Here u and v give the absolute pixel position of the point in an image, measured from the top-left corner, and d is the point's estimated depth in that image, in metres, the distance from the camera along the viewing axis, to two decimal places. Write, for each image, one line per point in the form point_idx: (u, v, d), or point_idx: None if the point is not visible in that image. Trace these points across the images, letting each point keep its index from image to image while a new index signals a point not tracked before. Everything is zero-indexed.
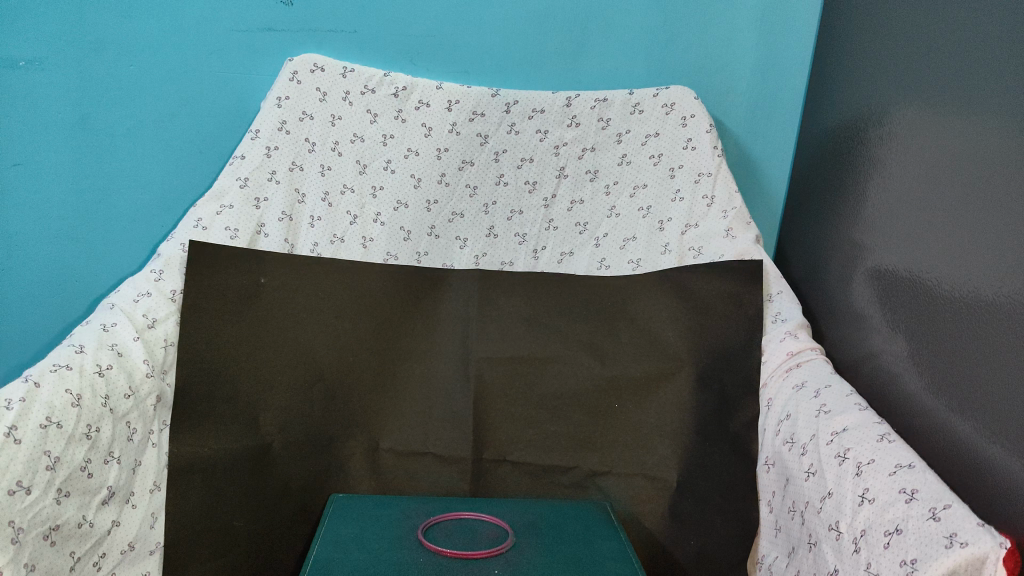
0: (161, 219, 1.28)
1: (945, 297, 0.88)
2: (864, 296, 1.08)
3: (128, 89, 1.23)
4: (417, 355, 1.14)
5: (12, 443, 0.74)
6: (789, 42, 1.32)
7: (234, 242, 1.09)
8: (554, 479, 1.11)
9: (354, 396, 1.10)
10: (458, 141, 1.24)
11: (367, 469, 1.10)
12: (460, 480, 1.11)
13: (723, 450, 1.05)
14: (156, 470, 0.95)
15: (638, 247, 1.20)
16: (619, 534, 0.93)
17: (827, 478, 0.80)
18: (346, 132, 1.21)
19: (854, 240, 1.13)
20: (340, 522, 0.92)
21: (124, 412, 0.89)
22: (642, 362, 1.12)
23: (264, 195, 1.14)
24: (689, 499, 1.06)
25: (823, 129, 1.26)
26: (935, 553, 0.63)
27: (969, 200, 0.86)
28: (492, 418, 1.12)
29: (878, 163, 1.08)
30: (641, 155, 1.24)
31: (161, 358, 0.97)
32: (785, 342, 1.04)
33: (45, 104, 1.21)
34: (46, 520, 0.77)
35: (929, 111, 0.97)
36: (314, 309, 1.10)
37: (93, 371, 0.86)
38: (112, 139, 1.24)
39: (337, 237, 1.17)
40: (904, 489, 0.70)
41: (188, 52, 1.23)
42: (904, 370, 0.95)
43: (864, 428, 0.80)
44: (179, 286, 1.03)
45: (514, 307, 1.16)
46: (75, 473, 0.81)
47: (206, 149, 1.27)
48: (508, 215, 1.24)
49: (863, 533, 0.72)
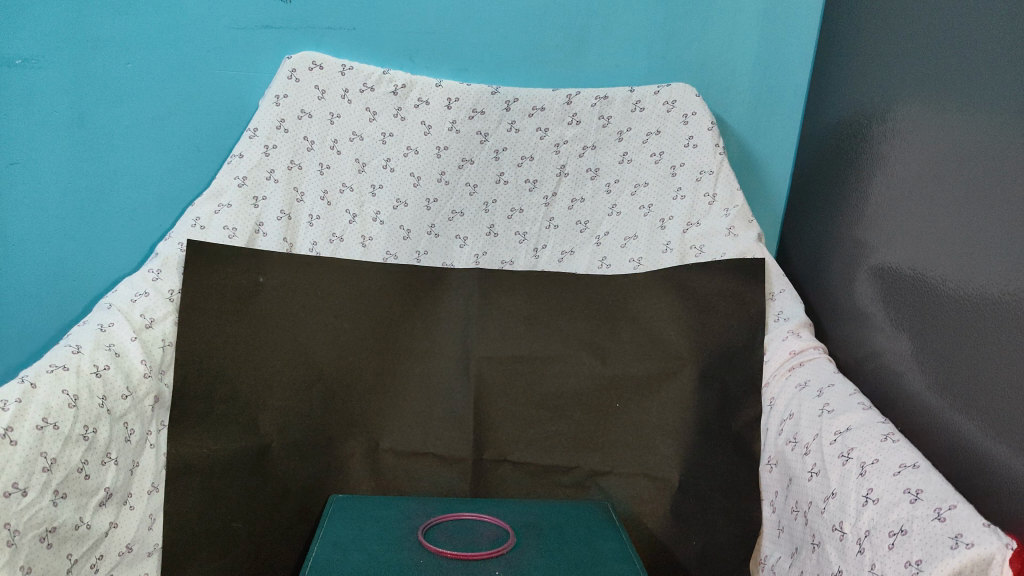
0: (160, 218, 1.27)
1: (949, 295, 0.87)
2: (867, 294, 1.07)
3: (128, 87, 1.22)
4: (416, 354, 1.14)
5: (8, 443, 0.74)
6: (791, 39, 1.31)
7: (232, 241, 1.09)
8: (555, 480, 1.10)
9: (354, 396, 1.10)
10: (457, 139, 1.23)
11: (368, 469, 1.09)
12: (460, 481, 1.10)
13: (725, 450, 1.04)
14: (154, 471, 0.94)
15: (639, 246, 1.19)
16: (621, 535, 0.92)
17: (831, 477, 0.80)
18: (345, 130, 1.20)
19: (857, 239, 1.12)
20: (339, 523, 0.92)
21: (121, 413, 0.88)
22: (644, 361, 1.11)
23: (262, 193, 1.14)
24: (690, 499, 1.06)
25: (826, 126, 1.25)
26: (941, 554, 0.62)
27: (973, 198, 0.85)
28: (493, 418, 1.11)
29: (882, 160, 1.08)
30: (642, 153, 1.23)
31: (159, 358, 0.96)
32: (788, 340, 1.04)
33: (42, 103, 1.20)
34: (42, 522, 0.77)
35: (932, 106, 0.96)
36: (314, 308, 1.09)
37: (91, 371, 0.86)
38: (110, 137, 1.23)
39: (336, 235, 1.16)
40: (909, 489, 0.69)
41: (187, 50, 1.22)
42: (908, 369, 0.94)
43: (868, 427, 0.79)
44: (177, 286, 1.02)
45: (514, 305, 1.16)
46: (72, 474, 0.80)
47: (204, 147, 1.26)
48: (508, 213, 1.23)
49: (868, 533, 0.71)
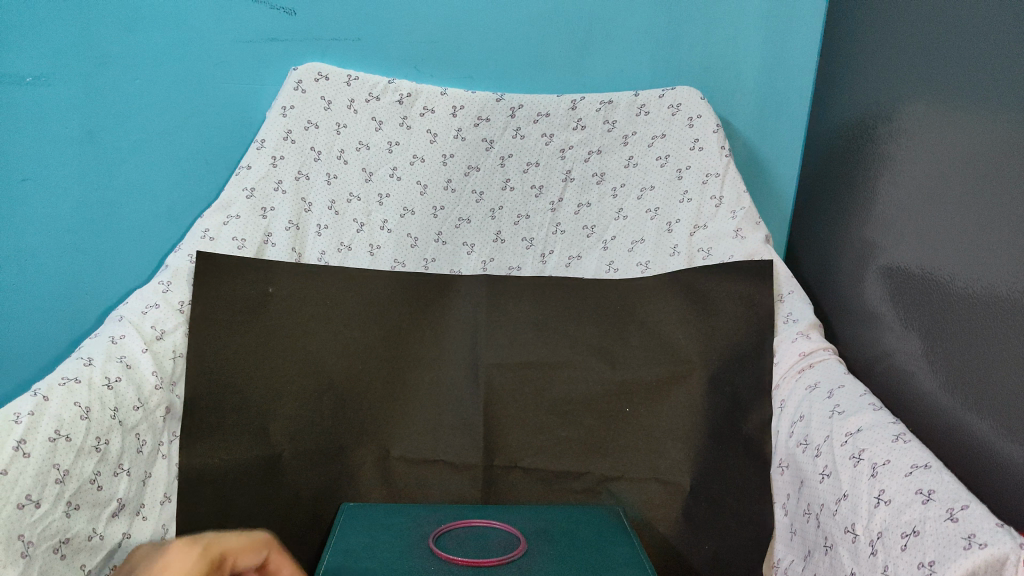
0: (170, 231, 1.29)
1: (959, 294, 0.86)
2: (876, 294, 1.06)
3: (136, 102, 1.24)
4: (426, 361, 1.14)
5: (21, 457, 0.74)
6: (795, 40, 1.31)
7: (242, 252, 1.10)
8: (566, 485, 1.09)
9: (364, 404, 1.10)
10: (463, 146, 1.23)
11: (378, 478, 1.09)
12: (471, 488, 1.10)
13: (736, 453, 1.03)
14: (166, 482, 0.95)
15: (646, 249, 1.19)
16: (632, 541, 0.92)
17: (843, 479, 0.79)
18: (351, 140, 1.21)
19: (865, 239, 1.11)
20: (350, 532, 0.92)
21: (133, 424, 0.89)
22: (653, 364, 1.11)
23: (270, 205, 1.15)
24: (702, 503, 1.04)
25: (833, 127, 1.25)
26: (954, 555, 0.61)
27: (982, 196, 0.84)
28: (503, 425, 1.11)
29: (889, 160, 1.07)
30: (648, 157, 1.23)
31: (169, 369, 0.97)
32: (797, 342, 1.03)
33: (53, 119, 1.21)
34: (56, 534, 0.77)
35: (938, 105, 0.96)
36: (324, 317, 1.10)
37: (102, 383, 0.87)
38: (120, 152, 1.25)
39: (344, 245, 1.18)
40: (921, 490, 0.69)
41: (194, 64, 1.24)
42: (919, 369, 0.94)
43: (878, 428, 0.79)
44: (187, 297, 1.03)
45: (523, 312, 1.16)
46: (85, 486, 0.81)
47: (213, 159, 1.28)
48: (515, 219, 1.24)
49: (881, 535, 0.71)
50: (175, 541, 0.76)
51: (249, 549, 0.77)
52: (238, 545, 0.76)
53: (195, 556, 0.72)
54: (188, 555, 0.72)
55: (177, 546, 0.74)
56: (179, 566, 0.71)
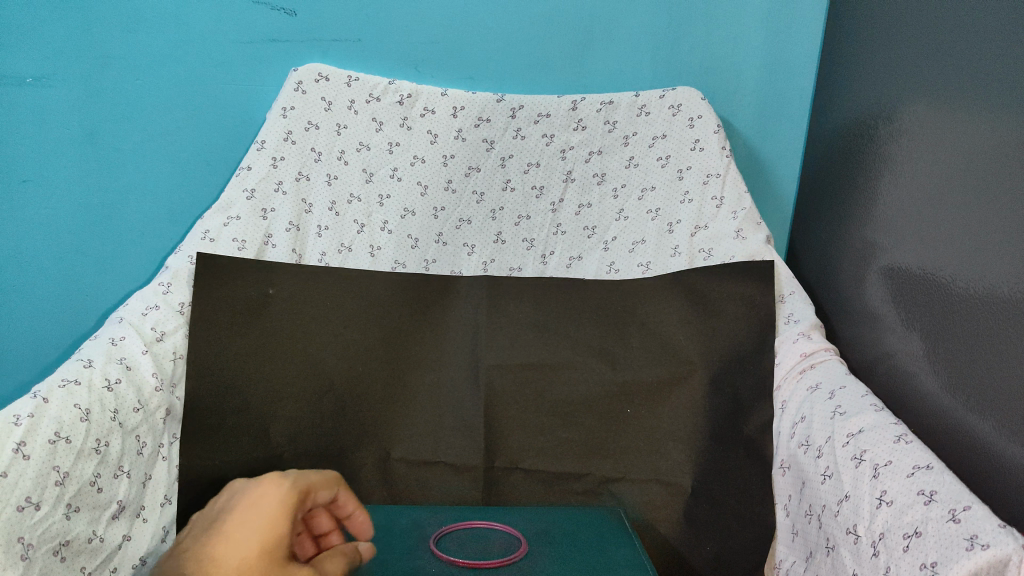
0: (170, 232, 1.29)
1: (960, 294, 0.86)
2: (878, 295, 1.06)
3: (136, 103, 1.24)
4: (427, 362, 1.13)
5: (20, 459, 0.74)
6: (796, 40, 1.31)
7: (242, 253, 1.10)
8: (568, 486, 1.08)
9: (365, 406, 1.10)
10: (463, 147, 1.23)
11: (379, 480, 1.08)
12: (472, 489, 1.09)
13: (738, 454, 1.03)
14: (167, 483, 0.94)
15: (647, 249, 1.19)
16: (634, 542, 0.92)
17: (844, 480, 0.79)
18: (352, 141, 1.21)
19: (866, 239, 1.11)
20: None
21: (133, 426, 0.89)
22: (654, 365, 1.11)
23: (270, 206, 1.15)
24: (703, 504, 1.04)
25: (834, 127, 1.25)
26: (956, 556, 0.61)
27: (984, 196, 0.84)
28: (504, 426, 1.11)
29: (890, 160, 1.07)
30: (649, 157, 1.23)
31: (170, 371, 0.97)
32: (799, 343, 1.03)
33: (53, 120, 1.21)
34: (55, 536, 0.77)
35: (939, 105, 0.96)
36: (324, 318, 1.10)
37: (102, 385, 0.86)
38: (120, 153, 1.25)
39: (345, 246, 1.18)
40: (923, 491, 0.68)
41: (193, 65, 1.24)
42: (921, 369, 0.93)
43: (880, 429, 0.78)
44: (187, 299, 1.03)
45: (523, 313, 1.16)
46: (85, 488, 0.81)
47: (213, 160, 1.28)
48: (516, 220, 1.23)
49: (882, 536, 0.70)
50: (268, 475, 0.92)
51: (327, 485, 0.91)
52: (317, 482, 0.90)
53: (285, 488, 0.86)
54: (279, 489, 0.86)
55: (268, 483, 0.88)
56: (272, 497, 0.85)
